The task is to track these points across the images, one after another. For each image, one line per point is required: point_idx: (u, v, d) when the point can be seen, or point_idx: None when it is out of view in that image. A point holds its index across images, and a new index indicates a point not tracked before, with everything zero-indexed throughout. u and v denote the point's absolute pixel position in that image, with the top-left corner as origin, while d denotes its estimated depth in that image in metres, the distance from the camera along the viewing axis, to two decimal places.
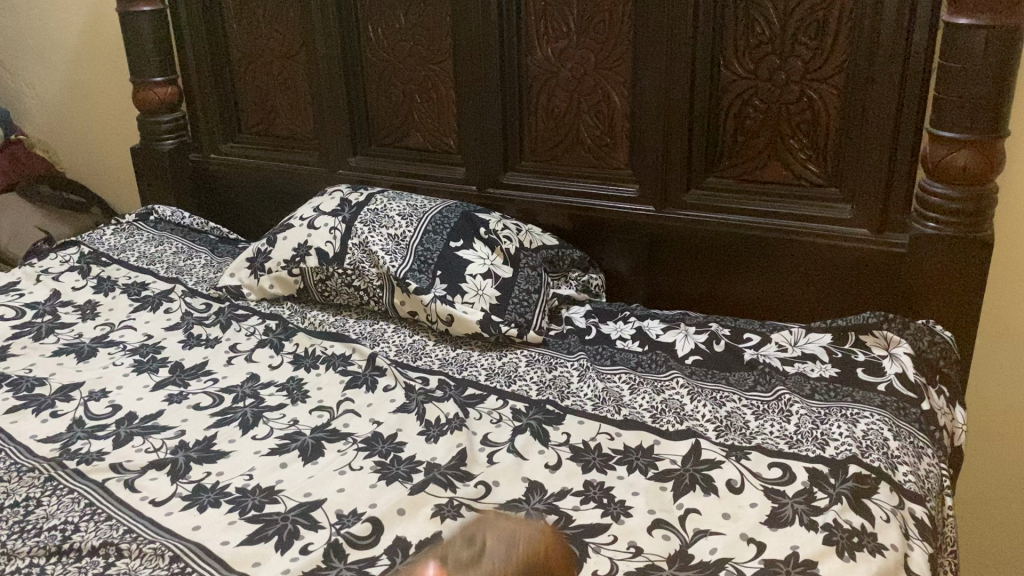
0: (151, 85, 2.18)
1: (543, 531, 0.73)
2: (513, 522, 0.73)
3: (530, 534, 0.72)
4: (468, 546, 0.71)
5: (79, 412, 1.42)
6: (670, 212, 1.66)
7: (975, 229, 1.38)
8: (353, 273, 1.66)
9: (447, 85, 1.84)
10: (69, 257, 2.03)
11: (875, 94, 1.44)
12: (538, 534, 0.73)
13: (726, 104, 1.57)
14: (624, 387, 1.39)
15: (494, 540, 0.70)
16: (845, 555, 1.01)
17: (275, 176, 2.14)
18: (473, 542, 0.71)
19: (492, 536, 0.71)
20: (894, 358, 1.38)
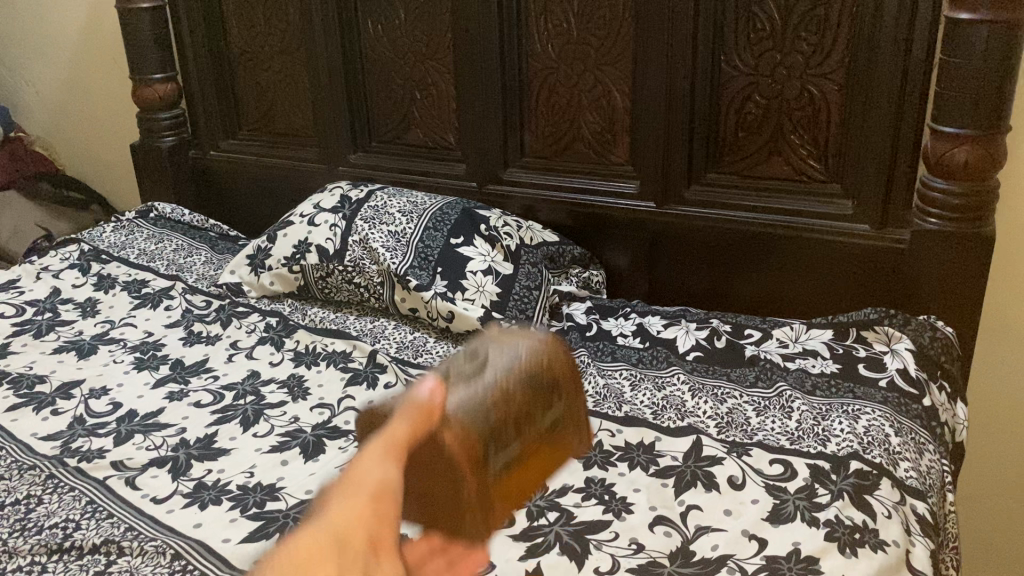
0: (151, 83, 2.19)
1: (545, 343, 0.74)
2: (515, 337, 0.74)
3: (533, 346, 0.73)
4: (470, 358, 0.70)
5: (80, 410, 1.42)
6: (670, 208, 1.66)
7: (976, 225, 1.38)
8: (353, 270, 1.66)
9: (447, 81, 1.84)
10: (69, 254, 2.03)
11: (875, 89, 1.43)
12: (541, 345, 0.74)
13: (727, 99, 1.57)
14: (625, 383, 1.39)
15: (498, 352, 0.72)
16: (847, 552, 1.01)
17: (275, 173, 2.14)
18: (476, 355, 0.71)
19: (495, 350, 0.72)
20: (895, 354, 1.38)
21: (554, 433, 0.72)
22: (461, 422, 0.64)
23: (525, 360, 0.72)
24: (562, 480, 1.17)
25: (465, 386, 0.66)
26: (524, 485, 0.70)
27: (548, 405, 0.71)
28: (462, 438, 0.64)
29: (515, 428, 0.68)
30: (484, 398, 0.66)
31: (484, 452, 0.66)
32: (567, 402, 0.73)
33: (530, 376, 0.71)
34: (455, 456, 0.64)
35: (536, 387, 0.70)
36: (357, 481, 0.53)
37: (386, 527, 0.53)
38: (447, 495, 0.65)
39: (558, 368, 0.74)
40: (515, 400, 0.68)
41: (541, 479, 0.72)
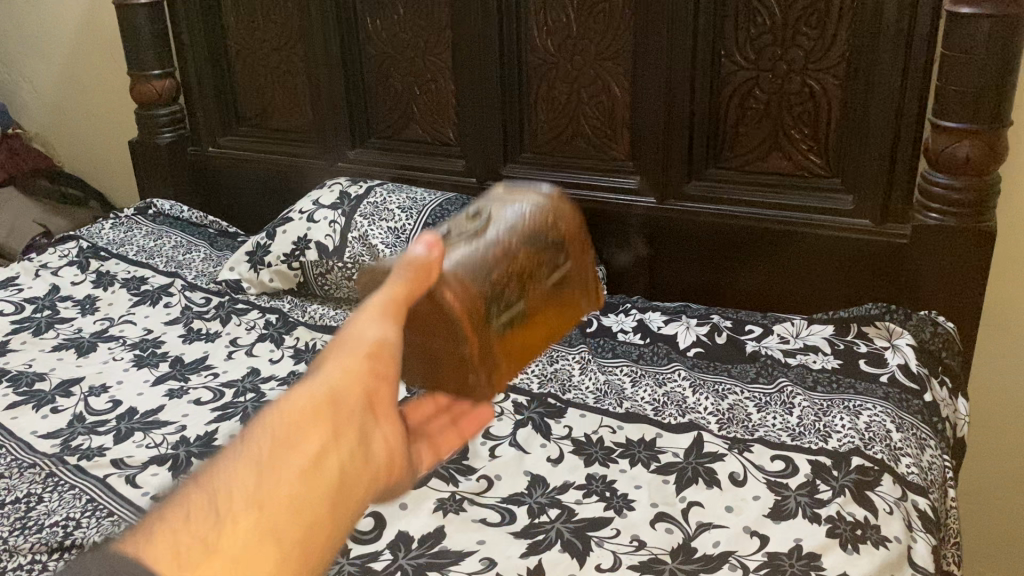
0: (149, 79, 2.18)
1: (549, 200, 0.93)
2: (519, 195, 0.93)
3: (536, 203, 0.92)
4: (477, 219, 0.92)
5: (79, 407, 1.42)
6: (670, 204, 1.66)
7: (977, 219, 1.38)
8: (353, 267, 1.66)
9: (446, 77, 1.83)
10: (68, 251, 2.03)
11: (876, 84, 1.43)
12: (544, 202, 0.92)
13: (727, 94, 1.56)
14: (626, 379, 1.39)
15: (500, 211, 0.91)
16: (849, 548, 1.00)
17: (273, 169, 2.13)
18: (484, 214, 0.92)
19: (499, 209, 0.92)
20: (896, 350, 1.38)
21: (564, 282, 0.92)
22: (463, 277, 0.85)
23: (525, 218, 0.91)
24: (564, 477, 1.17)
25: (466, 248, 0.87)
26: (533, 329, 0.89)
27: (548, 259, 0.90)
28: (462, 293, 0.84)
29: (520, 282, 0.88)
30: (485, 255, 0.86)
31: (484, 307, 0.85)
32: (577, 256, 0.94)
33: (530, 235, 0.90)
34: (455, 311, 0.84)
35: (535, 242, 0.89)
36: (361, 339, 0.78)
37: (374, 378, 0.76)
38: (456, 351, 0.86)
39: (565, 224, 0.93)
40: (517, 255, 0.88)
41: (554, 330, 0.92)
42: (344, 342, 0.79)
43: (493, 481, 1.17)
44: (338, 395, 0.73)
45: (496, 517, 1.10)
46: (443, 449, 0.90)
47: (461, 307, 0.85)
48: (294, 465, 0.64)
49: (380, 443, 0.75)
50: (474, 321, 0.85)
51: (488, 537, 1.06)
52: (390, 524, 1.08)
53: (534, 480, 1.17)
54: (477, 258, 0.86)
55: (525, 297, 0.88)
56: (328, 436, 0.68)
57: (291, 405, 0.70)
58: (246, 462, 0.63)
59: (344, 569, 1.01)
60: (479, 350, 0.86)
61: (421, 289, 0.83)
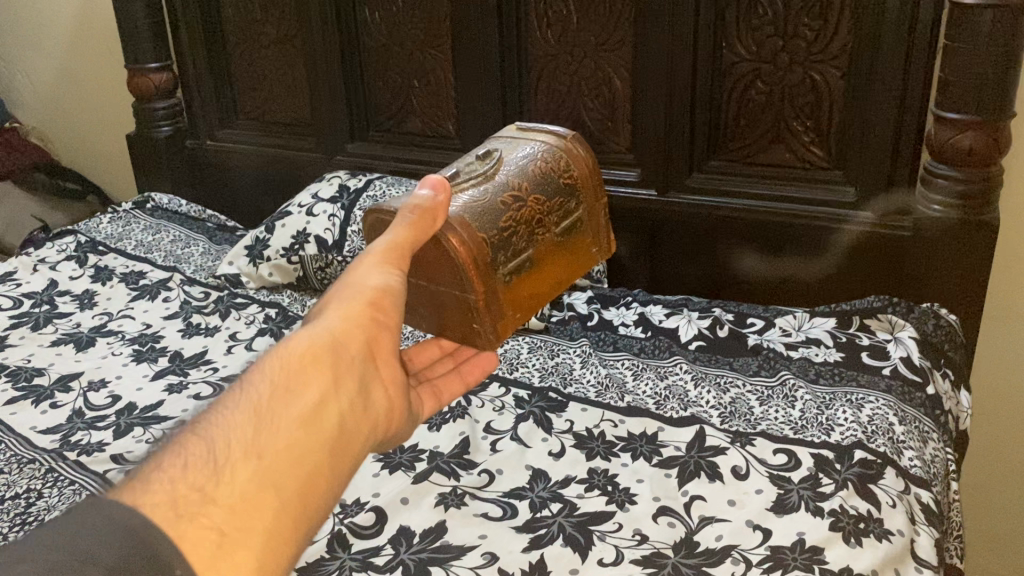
0: (147, 72, 2.17)
1: (559, 146, 1.04)
2: (531, 144, 1.04)
3: (546, 152, 1.03)
4: (489, 162, 1.02)
5: (79, 402, 1.41)
6: (671, 196, 1.65)
7: (979, 211, 1.37)
8: (352, 261, 1.65)
9: (445, 69, 1.82)
10: (66, 246, 2.02)
11: (879, 75, 1.42)
12: (553, 150, 1.04)
13: (729, 86, 1.55)
14: (627, 373, 1.38)
15: (512, 156, 1.03)
16: (852, 541, 1.00)
17: (272, 162, 2.12)
18: (496, 157, 1.02)
19: (512, 154, 1.03)
20: (898, 342, 1.37)
21: (570, 232, 1.01)
22: (471, 218, 0.94)
23: (536, 162, 1.01)
24: (566, 470, 1.17)
25: (478, 191, 0.98)
26: (536, 275, 0.99)
27: (556, 207, 1.00)
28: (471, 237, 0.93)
29: (526, 225, 0.98)
30: (493, 201, 0.97)
31: (489, 253, 0.94)
32: (589, 203, 1.04)
33: (539, 179, 1.00)
34: (461, 258, 0.92)
35: (541, 188, 1.00)
36: (362, 287, 0.78)
37: (374, 327, 0.75)
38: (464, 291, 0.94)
39: (572, 170, 1.03)
40: (525, 200, 0.98)
41: (563, 273, 1.02)
42: (346, 285, 0.78)
43: (495, 475, 1.16)
44: (340, 342, 0.71)
45: (498, 511, 1.09)
46: (444, 394, 0.91)
47: (468, 246, 0.92)
48: (293, 414, 0.62)
49: (380, 395, 0.74)
50: (484, 259, 0.94)
51: (490, 532, 1.05)
52: (391, 519, 1.08)
53: (536, 474, 1.16)
54: (487, 203, 0.96)
55: (533, 240, 0.98)
56: (327, 382, 0.67)
57: (289, 353, 0.68)
58: (242, 412, 0.61)
59: (346, 564, 1.01)
60: (484, 294, 0.94)
61: (423, 235, 0.87)
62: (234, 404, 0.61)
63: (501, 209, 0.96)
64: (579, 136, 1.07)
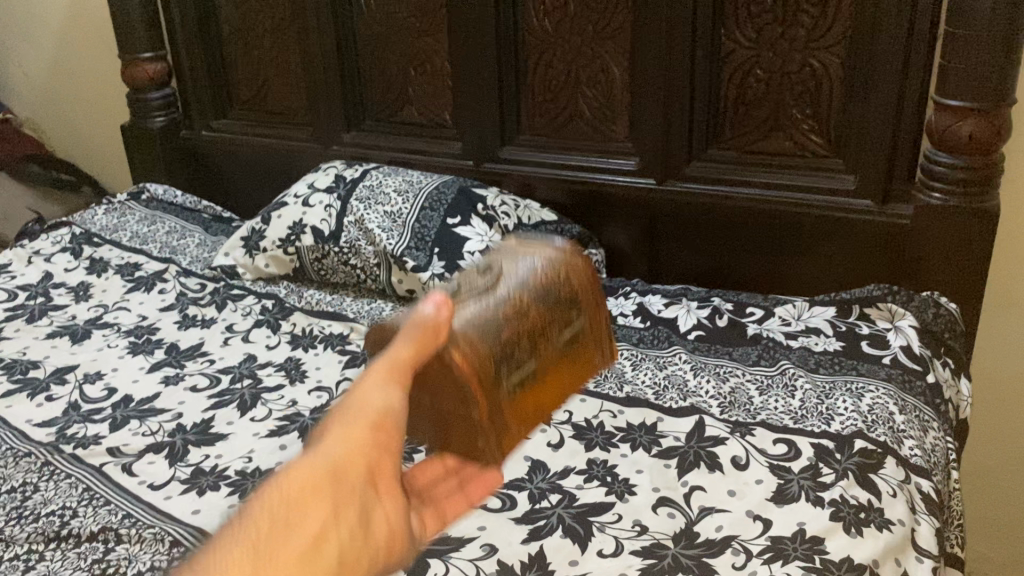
0: (141, 62, 2.15)
1: (564, 251, 0.88)
2: (531, 249, 0.88)
3: (551, 257, 0.87)
4: (484, 274, 0.87)
5: (75, 395, 1.41)
6: (669, 185, 1.64)
7: (980, 199, 1.36)
8: (349, 251, 1.64)
9: (442, 57, 1.81)
10: (61, 238, 2.01)
11: (879, 61, 1.41)
12: (558, 254, 0.87)
13: (728, 74, 1.54)
14: (627, 363, 1.38)
15: (511, 268, 0.86)
16: (853, 531, 1.00)
17: (267, 152, 2.11)
18: (491, 271, 0.87)
19: (508, 265, 0.87)
20: (898, 331, 1.37)
21: (575, 345, 0.85)
22: (475, 334, 0.79)
23: (536, 274, 0.85)
24: (565, 461, 1.16)
25: (477, 304, 0.82)
26: (540, 394, 0.82)
27: (564, 320, 0.84)
28: (472, 353, 0.78)
29: (531, 340, 0.81)
30: (495, 314, 0.80)
31: (492, 371, 0.78)
32: (590, 314, 0.87)
33: (540, 289, 0.84)
34: (462, 372, 0.77)
35: (546, 300, 0.83)
36: (364, 402, 0.65)
37: (385, 452, 0.63)
38: (464, 410, 0.79)
39: (577, 279, 0.86)
40: (528, 313, 0.82)
41: (568, 390, 0.85)
42: (345, 404, 0.65)
43: None
44: (347, 468, 0.60)
45: (497, 503, 1.09)
46: (448, 515, 0.73)
47: (472, 360, 0.78)
48: (294, 557, 0.55)
49: (383, 525, 0.62)
50: (486, 378, 0.78)
51: (489, 524, 1.05)
52: None
53: (535, 465, 1.16)
54: (487, 315, 0.80)
55: (535, 352, 0.81)
56: (327, 520, 0.57)
57: (284, 485, 0.58)
58: (239, 557, 0.53)
59: None
60: (489, 409, 0.78)
61: (427, 352, 0.71)
62: (223, 552, 0.53)
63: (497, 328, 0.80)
64: (579, 247, 0.89)
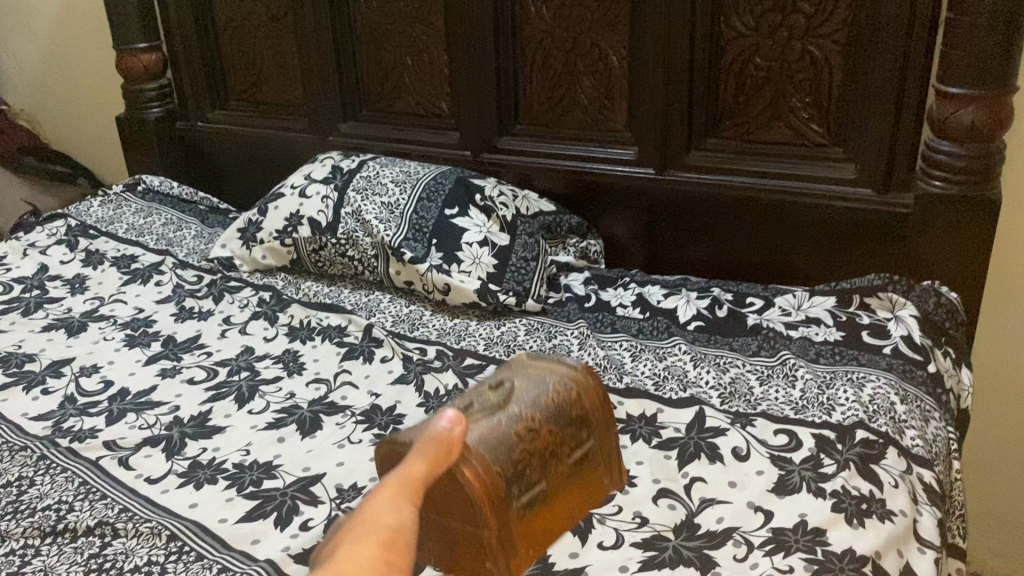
0: (136, 52, 2.14)
1: (575, 372, 0.96)
2: (542, 368, 0.96)
3: (561, 377, 0.95)
4: (499, 390, 0.92)
5: (71, 388, 1.40)
6: (669, 174, 1.63)
7: (981, 187, 1.35)
8: (346, 243, 1.63)
9: (439, 47, 1.80)
10: (56, 230, 1.99)
11: (880, 49, 1.40)
12: (570, 379, 0.95)
13: (727, 62, 1.53)
14: (626, 355, 1.37)
15: (524, 383, 0.93)
16: (854, 522, 0.99)
17: (263, 143, 2.10)
18: (505, 386, 0.93)
19: (523, 380, 0.94)
20: (899, 320, 1.36)
21: (586, 461, 0.93)
22: (488, 453, 0.84)
23: (548, 395, 0.92)
24: None
25: (492, 421, 0.87)
26: (549, 512, 0.87)
27: (576, 441, 0.92)
28: (485, 471, 0.82)
29: (541, 460, 0.87)
30: (508, 433, 0.86)
31: (504, 488, 0.83)
32: (600, 433, 0.94)
33: (550, 407, 0.91)
34: (476, 492, 0.81)
35: (557, 420, 0.91)
36: (375, 520, 0.60)
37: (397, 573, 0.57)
38: (475, 531, 0.82)
39: (585, 400, 0.94)
40: (539, 431, 0.88)
41: (576, 508, 0.91)
42: (357, 520, 0.61)
43: None
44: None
45: None
46: None
47: (485, 479, 0.82)
48: None
49: None
50: (498, 495, 0.82)
51: None
52: None
53: None
54: (501, 433, 0.86)
55: (546, 472, 0.87)
56: None
57: None
58: None
59: None
60: (497, 527, 0.82)
61: (439, 470, 0.68)
62: None
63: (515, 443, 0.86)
64: (589, 366, 0.98)
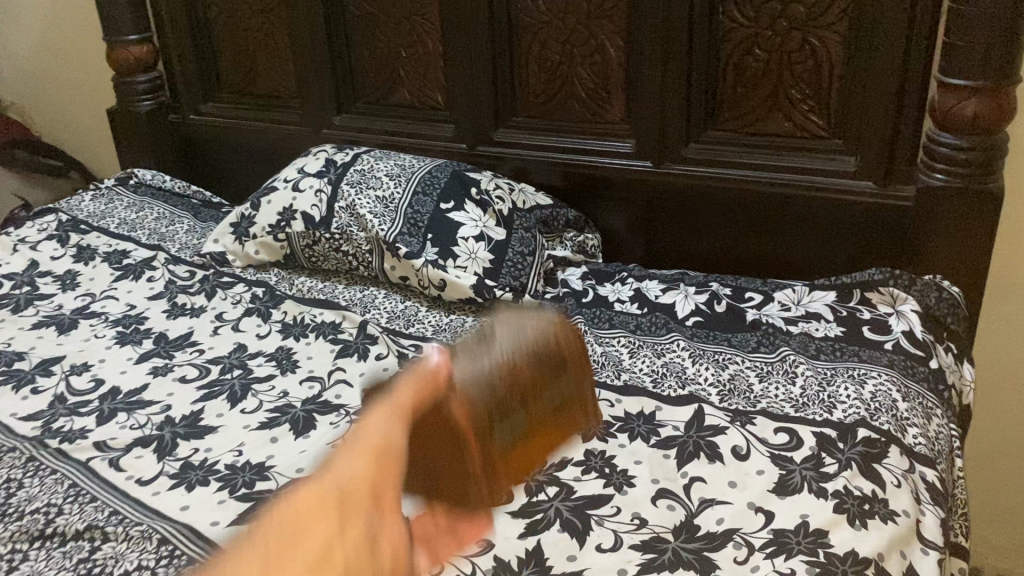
0: (128, 44, 2.10)
1: (557, 327, 1.23)
2: (532, 321, 1.23)
3: (544, 330, 1.22)
4: (486, 338, 1.19)
5: (61, 388, 1.37)
6: (666, 167, 1.61)
7: (983, 180, 1.33)
8: (340, 238, 1.61)
9: (434, 37, 1.77)
10: (47, 224, 1.97)
11: (881, 40, 1.37)
12: (551, 331, 1.22)
13: (726, 53, 1.50)
14: (624, 351, 1.35)
15: (506, 333, 1.20)
16: (857, 524, 0.98)
17: (256, 136, 2.07)
18: (489, 334, 1.19)
19: (505, 332, 1.20)
20: (901, 316, 1.34)
21: (562, 407, 1.16)
22: (473, 385, 1.10)
23: None
24: (562, 453, 1.13)
25: (480, 362, 1.14)
26: (523, 455, 1.09)
27: (556, 385, 1.16)
28: (467, 406, 1.07)
29: (522, 396, 1.12)
30: (490, 374, 1.12)
31: (485, 423, 1.07)
32: (576, 373, 1.19)
33: (535, 355, 1.18)
34: (457, 418, 1.05)
35: (537, 358, 1.18)
36: None
37: None
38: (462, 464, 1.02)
39: (566, 347, 1.21)
40: (522, 373, 1.14)
41: (553, 445, 1.13)
42: None
43: None
44: None
45: None
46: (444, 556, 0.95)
47: (470, 413, 1.07)
48: None
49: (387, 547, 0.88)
50: (480, 431, 1.06)
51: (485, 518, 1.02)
52: None
53: None
54: (484, 374, 1.12)
55: (525, 408, 1.11)
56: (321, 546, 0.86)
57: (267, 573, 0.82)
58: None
59: None
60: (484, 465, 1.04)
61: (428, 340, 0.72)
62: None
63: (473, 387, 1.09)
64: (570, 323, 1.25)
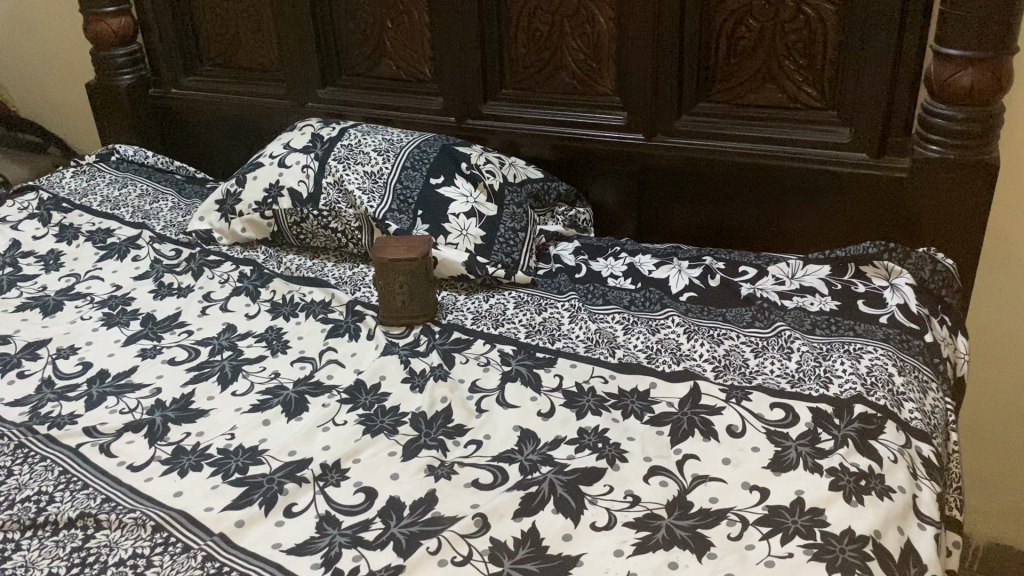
0: (103, 16, 2.04)
1: (394, 274, 1.35)
2: (398, 272, 1.35)
3: (398, 271, 1.35)
4: (395, 286, 1.36)
5: (48, 371, 1.35)
6: (659, 140, 1.59)
7: (980, 151, 1.32)
8: (328, 215, 1.59)
9: (420, 7, 1.73)
10: (28, 204, 1.92)
11: (876, 9, 1.35)
12: (394, 270, 1.35)
13: (719, 22, 1.48)
14: (618, 327, 1.34)
15: (398, 278, 1.35)
16: (853, 500, 0.97)
17: (241, 110, 2.03)
18: (394, 283, 1.35)
19: (396, 275, 1.35)
20: (895, 289, 1.35)
21: (396, 276, 1.35)
22: (401, 288, 1.36)
23: (388, 263, 1.36)
24: (556, 431, 1.13)
25: (387, 282, 1.36)
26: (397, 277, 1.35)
27: (400, 282, 1.35)
28: (394, 280, 1.35)
29: (397, 284, 1.35)
30: (389, 281, 1.35)
31: (396, 284, 1.35)
32: (401, 287, 1.36)
33: (390, 274, 1.35)
34: (396, 275, 1.35)
35: (392, 277, 1.35)
36: None
37: None
38: (403, 283, 1.35)
39: (398, 272, 1.35)
40: (394, 280, 1.35)
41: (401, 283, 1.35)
42: None
43: (483, 442, 1.12)
44: None
45: (488, 477, 1.06)
46: None
47: (398, 270, 1.35)
48: (393, 281, 1.35)
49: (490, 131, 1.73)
50: (398, 270, 1.35)
51: (482, 500, 1.02)
52: (380, 493, 1.04)
53: (525, 436, 1.13)
54: (395, 287, 1.36)
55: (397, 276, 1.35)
56: (399, 281, 1.35)
57: (389, 273, 1.35)
58: (389, 286, 1.36)
59: (336, 540, 0.97)
60: (404, 285, 1.36)
61: None
62: (386, 286, 1.36)
63: (382, 245, 1.39)
64: (394, 277, 1.35)
